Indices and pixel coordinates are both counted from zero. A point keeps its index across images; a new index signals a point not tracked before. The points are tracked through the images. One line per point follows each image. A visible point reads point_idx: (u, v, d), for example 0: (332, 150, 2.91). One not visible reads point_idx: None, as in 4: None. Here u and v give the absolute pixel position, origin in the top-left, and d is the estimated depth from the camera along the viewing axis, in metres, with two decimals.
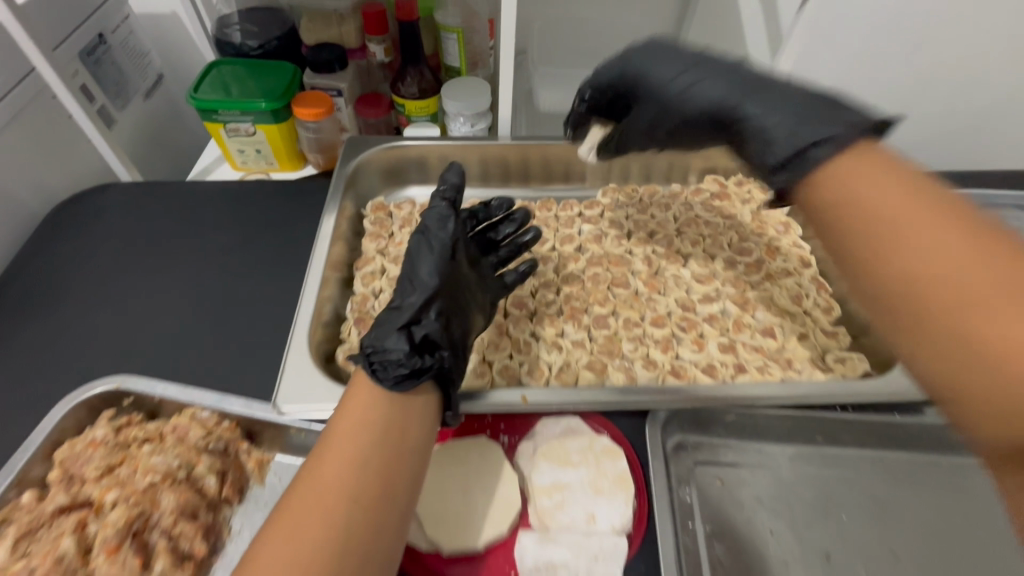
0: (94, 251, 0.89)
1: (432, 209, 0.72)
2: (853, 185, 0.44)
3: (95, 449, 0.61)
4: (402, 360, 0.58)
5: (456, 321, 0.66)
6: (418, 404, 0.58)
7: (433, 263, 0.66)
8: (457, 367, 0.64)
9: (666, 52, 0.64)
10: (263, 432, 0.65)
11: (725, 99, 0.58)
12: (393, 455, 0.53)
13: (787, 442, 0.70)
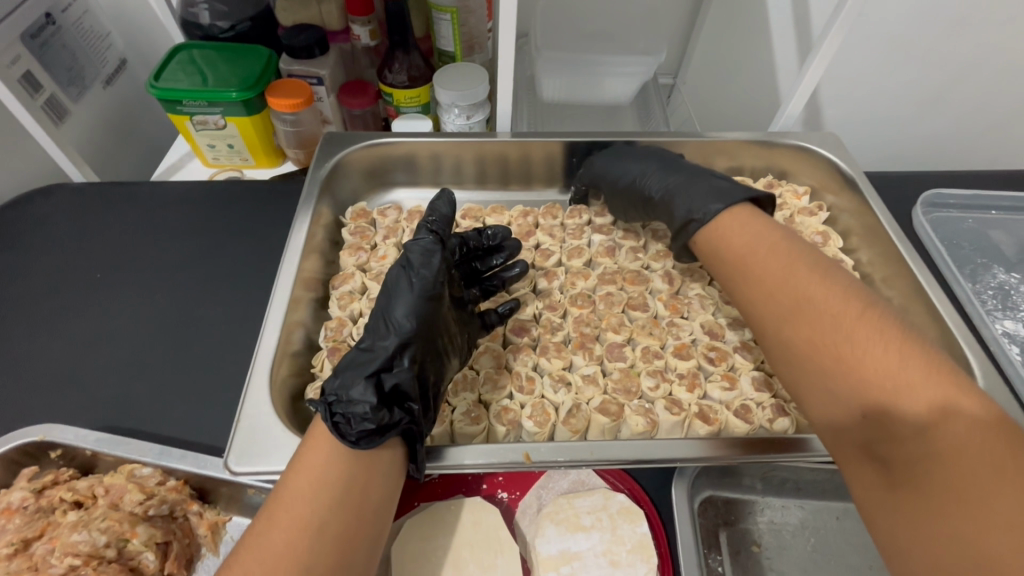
0: (41, 262, 0.79)
1: (417, 240, 0.61)
2: (720, 230, 0.61)
3: (11, 518, 0.51)
4: (368, 414, 0.48)
5: (432, 367, 0.56)
6: (384, 463, 0.48)
7: (411, 301, 0.57)
8: (427, 423, 0.54)
9: (622, 152, 0.79)
10: (217, 491, 0.55)
11: (659, 186, 0.70)
12: (352, 526, 0.44)
13: (831, 496, 0.60)
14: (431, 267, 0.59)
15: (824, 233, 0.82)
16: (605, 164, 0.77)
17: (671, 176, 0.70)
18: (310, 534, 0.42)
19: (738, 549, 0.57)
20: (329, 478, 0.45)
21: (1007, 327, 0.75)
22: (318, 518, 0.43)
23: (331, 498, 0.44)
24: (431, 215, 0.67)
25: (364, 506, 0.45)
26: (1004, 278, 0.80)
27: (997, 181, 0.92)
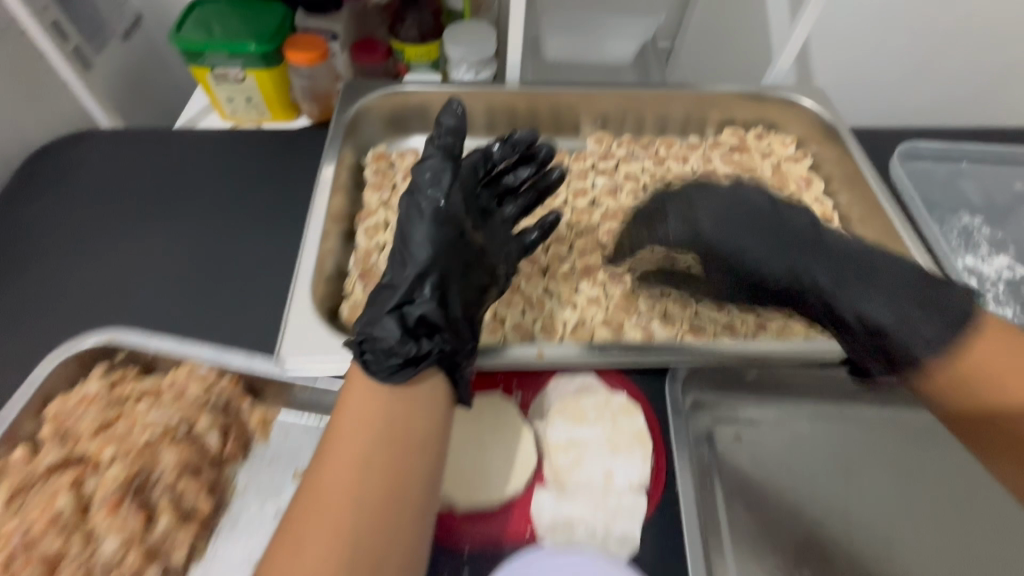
0: (80, 201, 0.85)
1: (425, 162, 0.64)
2: (978, 392, 0.49)
3: (89, 405, 0.57)
4: (393, 348, 0.54)
5: (458, 291, 0.61)
6: (424, 394, 0.53)
7: (428, 227, 0.61)
8: (461, 344, 0.58)
9: (749, 221, 0.60)
10: (266, 390, 0.62)
11: (829, 293, 0.56)
12: (400, 456, 0.49)
13: (805, 398, 0.68)
14: (442, 190, 0.62)
15: (807, 178, 0.87)
16: (724, 233, 0.60)
17: (850, 283, 0.55)
18: (362, 467, 0.47)
19: (706, 473, 0.63)
20: (372, 417, 0.50)
21: (969, 263, 0.82)
22: (367, 451, 0.48)
23: (377, 433, 0.49)
24: (438, 133, 0.66)
25: (408, 437, 0.50)
26: (969, 221, 0.87)
27: (968, 135, 0.99)
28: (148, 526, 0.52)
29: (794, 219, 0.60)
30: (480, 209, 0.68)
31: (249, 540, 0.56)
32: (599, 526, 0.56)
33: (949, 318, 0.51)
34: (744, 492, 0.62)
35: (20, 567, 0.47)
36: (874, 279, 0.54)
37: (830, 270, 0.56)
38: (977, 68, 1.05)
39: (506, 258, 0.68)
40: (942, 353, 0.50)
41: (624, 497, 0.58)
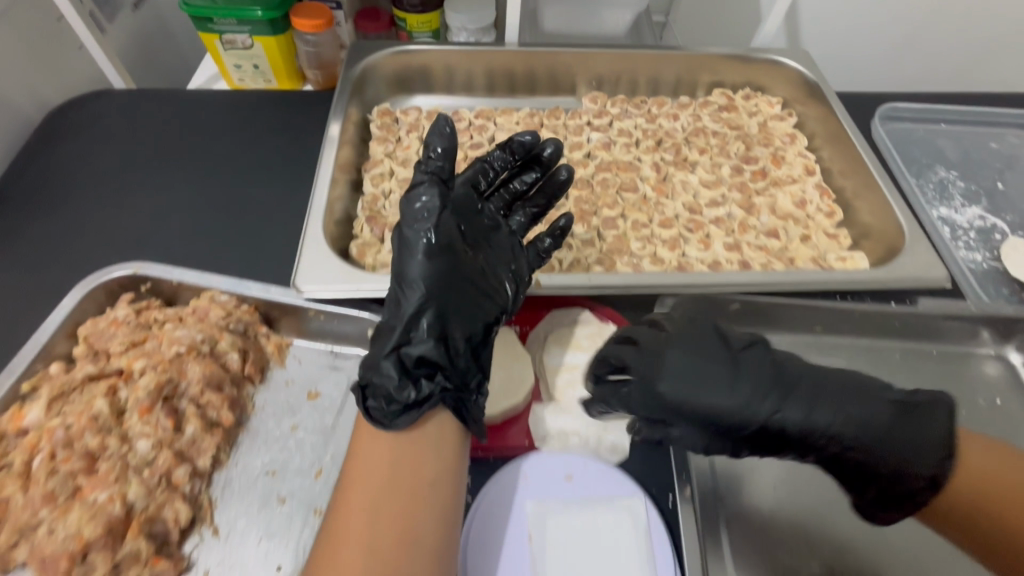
0: (96, 154, 0.88)
1: (413, 193, 0.55)
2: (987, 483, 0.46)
3: (118, 328, 0.62)
4: (393, 395, 0.51)
5: (458, 324, 0.55)
6: (431, 435, 0.51)
7: (422, 258, 0.54)
8: (461, 381, 0.55)
9: (706, 371, 0.49)
10: (281, 320, 0.67)
11: (810, 436, 0.48)
12: (407, 504, 0.48)
13: (786, 332, 0.71)
14: (432, 219, 0.54)
15: (791, 135, 0.92)
16: (689, 394, 0.49)
17: (829, 414, 0.48)
18: (368, 518, 0.47)
19: (712, 518, 0.57)
20: (378, 466, 0.50)
21: (943, 213, 0.87)
22: (374, 501, 0.48)
23: (384, 481, 0.49)
24: (428, 152, 0.56)
25: (417, 479, 0.49)
26: (945, 176, 0.91)
27: (948, 98, 1.03)
28: (177, 432, 0.56)
29: (751, 357, 0.50)
30: (482, 227, 0.60)
31: (267, 452, 0.60)
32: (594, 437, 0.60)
33: (926, 442, 0.48)
34: (757, 534, 0.57)
35: (62, 460, 0.51)
36: (866, 432, 0.48)
37: (809, 416, 0.48)
38: (956, 34, 1.09)
39: (512, 276, 0.61)
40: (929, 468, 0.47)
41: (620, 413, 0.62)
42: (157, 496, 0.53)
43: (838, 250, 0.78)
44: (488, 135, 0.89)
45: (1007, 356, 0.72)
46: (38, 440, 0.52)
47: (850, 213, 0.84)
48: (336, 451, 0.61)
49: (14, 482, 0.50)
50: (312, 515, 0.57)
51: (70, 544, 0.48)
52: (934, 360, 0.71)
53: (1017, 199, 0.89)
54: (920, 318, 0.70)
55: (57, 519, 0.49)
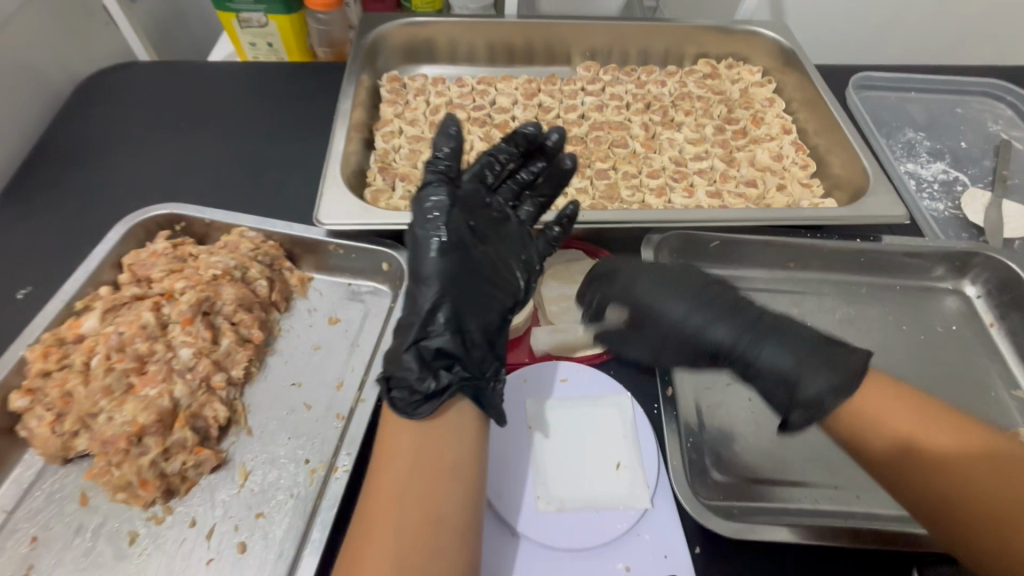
0: (126, 118, 0.95)
1: (425, 195, 0.60)
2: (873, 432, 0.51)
3: (158, 258, 0.68)
4: (413, 384, 0.52)
5: (473, 319, 0.56)
6: (453, 425, 0.52)
7: (435, 256, 0.57)
8: (481, 371, 0.54)
9: (673, 284, 0.62)
10: (304, 258, 0.75)
11: (728, 346, 0.57)
12: (431, 482, 0.48)
13: (760, 268, 0.79)
14: (443, 218, 0.58)
15: (771, 100, 1.00)
16: (651, 294, 0.62)
17: (756, 331, 0.57)
18: (394, 498, 0.47)
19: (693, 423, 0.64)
20: (401, 450, 0.50)
21: (910, 168, 0.94)
22: (399, 482, 0.48)
23: (408, 464, 0.49)
24: (438, 155, 0.60)
25: (440, 465, 0.49)
26: (913, 136, 0.99)
27: (919, 67, 1.10)
28: (214, 344, 0.63)
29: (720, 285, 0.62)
30: (491, 219, 0.62)
31: (293, 367, 0.66)
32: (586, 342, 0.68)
33: (837, 370, 0.53)
34: (739, 453, 0.62)
35: (117, 360, 0.59)
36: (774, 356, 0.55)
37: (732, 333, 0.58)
38: (927, 9, 1.17)
39: (523, 266, 0.63)
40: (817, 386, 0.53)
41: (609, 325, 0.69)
42: (199, 396, 0.60)
43: (811, 197, 0.85)
44: (489, 99, 0.96)
45: (964, 290, 0.79)
46: (95, 344, 0.60)
47: (823, 167, 0.91)
48: (355, 366, 0.67)
49: (77, 376, 0.58)
50: (335, 419, 0.62)
51: (127, 427, 0.55)
52: (896, 292, 0.79)
53: (978, 157, 0.97)
54: (883, 253, 0.77)
55: (115, 408, 0.57)
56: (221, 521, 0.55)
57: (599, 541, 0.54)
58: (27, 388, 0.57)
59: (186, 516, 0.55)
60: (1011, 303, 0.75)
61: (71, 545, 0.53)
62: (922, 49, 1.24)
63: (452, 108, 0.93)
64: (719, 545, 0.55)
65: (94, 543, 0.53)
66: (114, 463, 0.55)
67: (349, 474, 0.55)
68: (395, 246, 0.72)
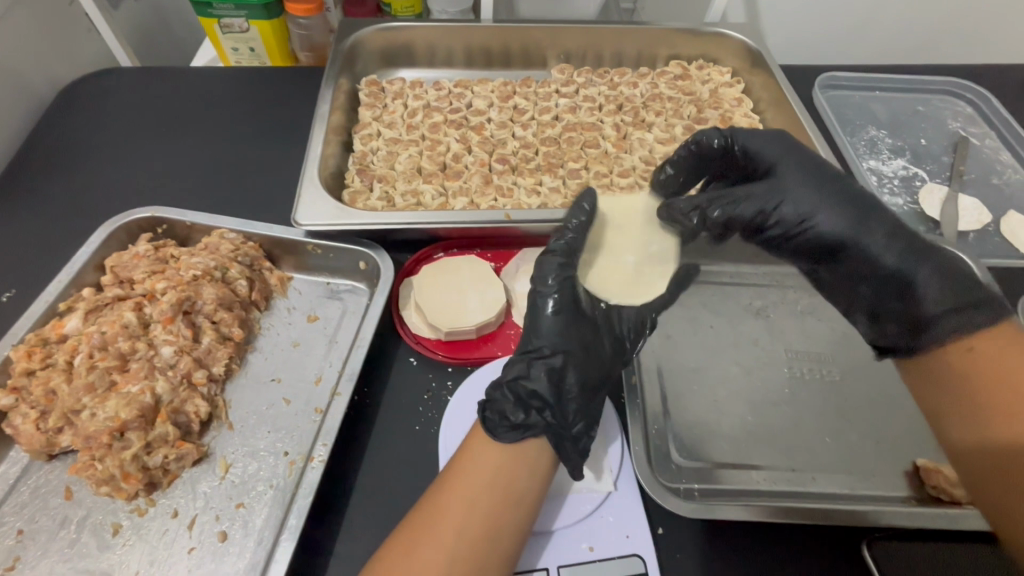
0: (107, 123, 0.97)
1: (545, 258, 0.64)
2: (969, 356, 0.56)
3: (139, 260, 0.70)
4: (507, 413, 0.54)
5: (578, 375, 0.58)
6: (532, 457, 0.53)
7: (552, 314, 0.61)
8: (568, 423, 0.56)
9: (816, 175, 0.68)
10: (283, 257, 0.77)
11: (849, 237, 0.66)
12: (501, 503, 0.50)
13: (725, 263, 0.82)
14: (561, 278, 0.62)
15: (739, 100, 1.03)
16: (795, 178, 0.69)
17: (896, 241, 0.65)
18: (463, 509, 0.49)
19: (656, 412, 0.67)
20: (482, 466, 0.52)
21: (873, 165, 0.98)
22: (473, 497, 0.50)
23: (484, 480, 0.51)
24: (563, 232, 0.67)
25: (510, 492, 0.51)
26: (875, 134, 1.03)
27: (884, 67, 1.14)
28: (195, 342, 0.66)
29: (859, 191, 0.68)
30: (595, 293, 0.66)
31: (272, 364, 0.69)
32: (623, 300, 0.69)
33: (948, 285, 0.61)
34: (701, 441, 0.65)
35: (99, 359, 0.61)
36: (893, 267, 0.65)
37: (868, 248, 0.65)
38: (891, 10, 1.20)
39: (626, 333, 0.64)
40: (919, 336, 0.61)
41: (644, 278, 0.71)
42: (180, 392, 0.62)
43: None
44: (465, 101, 0.98)
45: None
46: (78, 343, 0.62)
47: None
48: (333, 361, 0.69)
49: (60, 375, 0.60)
50: (313, 413, 0.65)
51: (109, 423, 0.57)
52: None
53: (937, 153, 1.01)
54: None
55: (97, 405, 0.59)
56: (202, 512, 0.57)
57: (564, 523, 0.57)
58: (11, 386, 0.59)
59: (168, 508, 0.57)
60: None
61: (56, 537, 0.55)
62: (888, 49, 1.28)
63: (429, 111, 0.95)
64: (679, 524, 0.58)
65: (78, 535, 0.55)
66: (97, 457, 0.56)
67: (324, 463, 0.57)
68: (370, 245, 0.74)
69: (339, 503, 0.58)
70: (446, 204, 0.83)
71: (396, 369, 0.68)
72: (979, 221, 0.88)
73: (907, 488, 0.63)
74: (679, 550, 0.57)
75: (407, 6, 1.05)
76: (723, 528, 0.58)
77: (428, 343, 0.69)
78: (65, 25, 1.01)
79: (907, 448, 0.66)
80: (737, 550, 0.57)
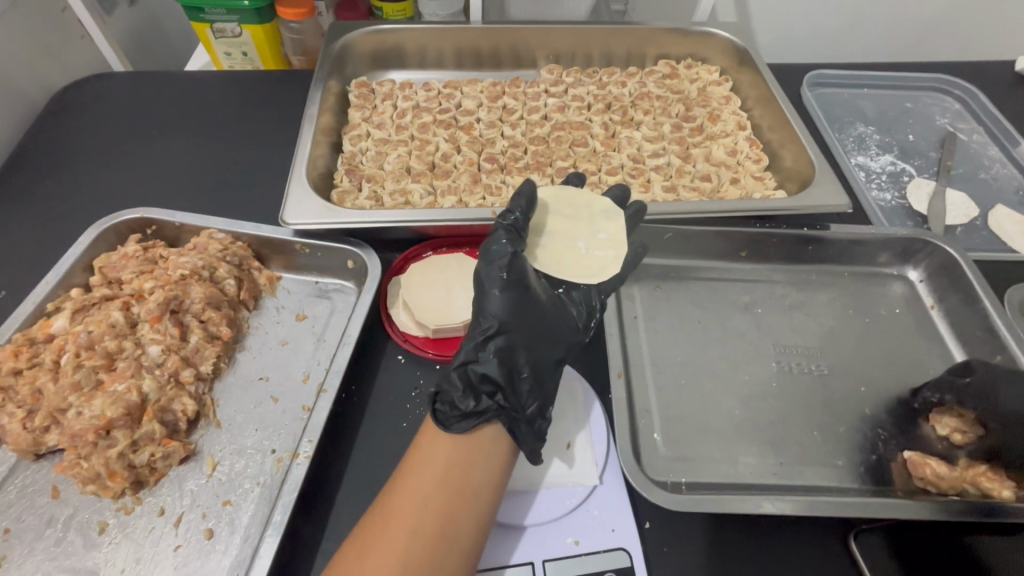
0: (99, 127, 0.97)
1: (493, 239, 0.61)
2: None
3: (128, 260, 0.71)
4: (457, 401, 0.54)
5: (528, 354, 0.57)
6: (485, 451, 0.53)
7: (499, 294, 0.57)
8: (521, 405, 0.55)
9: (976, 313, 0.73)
10: (272, 256, 0.77)
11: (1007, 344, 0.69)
12: (454, 500, 0.50)
13: (714, 259, 0.83)
14: (507, 258, 0.59)
15: (727, 97, 1.04)
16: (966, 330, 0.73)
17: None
18: (415, 508, 0.49)
19: (644, 407, 0.67)
20: (432, 465, 0.52)
21: (861, 161, 0.98)
22: (424, 494, 0.50)
23: (435, 478, 0.51)
24: (511, 208, 0.63)
25: (463, 487, 0.51)
26: (863, 130, 1.03)
27: (872, 64, 1.14)
28: (183, 341, 0.66)
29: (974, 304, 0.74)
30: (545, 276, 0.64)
31: (260, 362, 0.69)
32: (575, 281, 0.65)
33: None
34: (688, 436, 0.65)
35: (86, 358, 0.62)
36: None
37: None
38: (879, 8, 1.21)
39: (578, 312, 0.64)
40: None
41: (595, 261, 0.67)
42: (167, 391, 0.62)
43: (763, 190, 0.89)
44: (455, 102, 0.99)
45: (907, 275, 0.83)
46: (65, 342, 0.62)
47: (776, 160, 0.95)
48: (321, 360, 0.69)
49: (47, 374, 0.60)
50: (300, 410, 0.65)
51: (95, 421, 0.57)
52: (842, 279, 0.82)
53: (924, 148, 1.01)
54: (829, 243, 0.81)
55: (83, 403, 0.59)
56: (189, 510, 0.57)
57: (549, 517, 0.57)
58: None
59: (155, 505, 0.58)
60: (950, 285, 0.79)
61: (43, 536, 0.55)
62: (875, 47, 1.29)
63: (418, 111, 0.96)
64: (666, 517, 0.58)
65: (64, 533, 0.55)
66: (83, 456, 0.57)
67: (310, 460, 0.57)
68: (359, 244, 0.74)
69: (326, 499, 0.58)
70: (434, 203, 0.84)
71: (384, 367, 0.68)
72: (967, 215, 0.89)
73: (895, 481, 0.63)
74: (666, 544, 0.57)
75: (398, 9, 1.06)
76: (712, 522, 0.58)
77: (417, 342, 0.70)
78: (57, 31, 1.02)
79: (894, 441, 0.66)
80: (724, 544, 0.57)
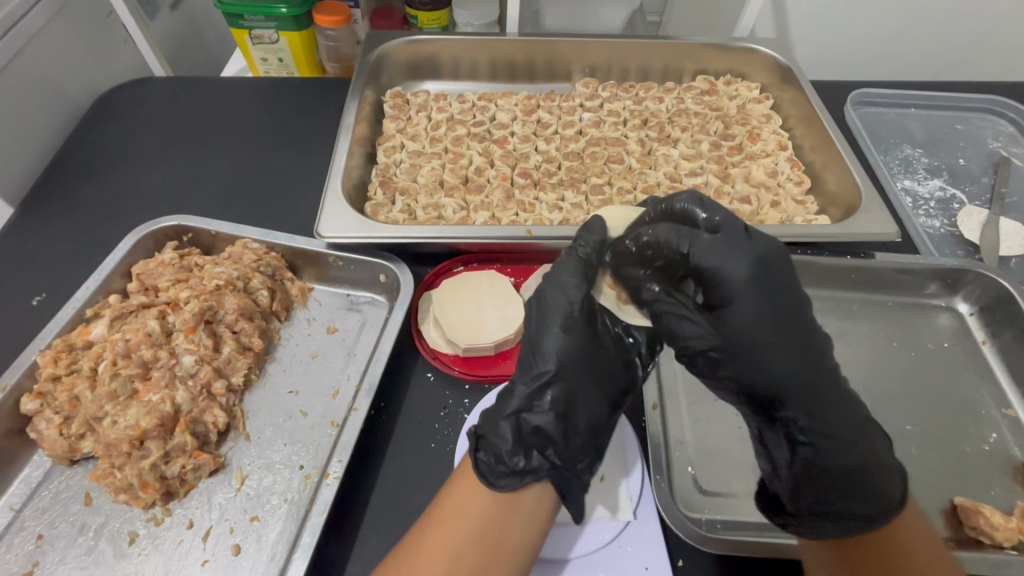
0: (140, 131, 0.99)
1: (560, 269, 0.58)
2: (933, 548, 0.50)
3: (165, 268, 0.71)
4: (505, 456, 0.51)
5: (585, 408, 0.54)
6: (527, 506, 0.51)
7: (560, 334, 0.55)
8: (572, 462, 0.52)
9: (783, 313, 0.52)
10: (305, 267, 0.78)
11: (791, 378, 0.52)
12: (488, 561, 0.47)
13: None
14: (579, 296, 0.56)
15: (768, 116, 1.01)
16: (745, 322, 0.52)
17: (807, 406, 0.53)
18: (447, 561, 0.47)
19: (680, 439, 0.65)
20: (468, 517, 0.50)
21: (907, 185, 0.94)
22: (458, 546, 0.48)
23: (471, 530, 0.49)
24: (581, 240, 0.60)
25: (497, 545, 0.48)
26: (910, 153, 0.99)
27: (921, 84, 1.10)
28: (216, 352, 0.66)
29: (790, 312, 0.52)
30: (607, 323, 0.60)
31: (290, 375, 0.68)
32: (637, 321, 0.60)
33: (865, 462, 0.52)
34: (728, 472, 0.62)
35: (123, 366, 0.63)
36: (841, 446, 0.53)
37: (824, 432, 0.53)
38: (931, 23, 1.16)
39: (641, 358, 0.59)
40: (862, 509, 0.51)
41: None
42: (199, 402, 0.62)
43: (804, 214, 0.86)
44: (489, 114, 0.98)
45: (956, 307, 0.79)
46: (103, 350, 0.63)
47: (819, 181, 0.91)
48: (350, 374, 0.69)
49: (85, 381, 0.62)
50: (329, 426, 0.64)
51: (130, 432, 0.58)
52: (886, 309, 0.79)
53: (976, 173, 0.97)
54: (875, 271, 0.78)
55: (119, 412, 0.60)
56: (217, 524, 0.57)
57: (582, 553, 0.55)
58: (38, 391, 0.61)
59: (184, 518, 0.57)
60: (1004, 321, 0.75)
61: (75, 543, 0.55)
62: (922, 66, 1.25)
63: (453, 124, 0.95)
64: (702, 556, 0.56)
65: (95, 542, 0.55)
66: (117, 466, 0.57)
67: (339, 480, 0.56)
68: (391, 258, 0.74)
69: (353, 520, 0.58)
70: (466, 218, 0.83)
71: (412, 385, 0.67)
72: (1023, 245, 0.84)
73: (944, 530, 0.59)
74: None
75: (434, 19, 1.06)
76: (749, 565, 0.55)
77: (447, 360, 0.69)
78: (102, 35, 1.04)
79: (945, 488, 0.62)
80: None
